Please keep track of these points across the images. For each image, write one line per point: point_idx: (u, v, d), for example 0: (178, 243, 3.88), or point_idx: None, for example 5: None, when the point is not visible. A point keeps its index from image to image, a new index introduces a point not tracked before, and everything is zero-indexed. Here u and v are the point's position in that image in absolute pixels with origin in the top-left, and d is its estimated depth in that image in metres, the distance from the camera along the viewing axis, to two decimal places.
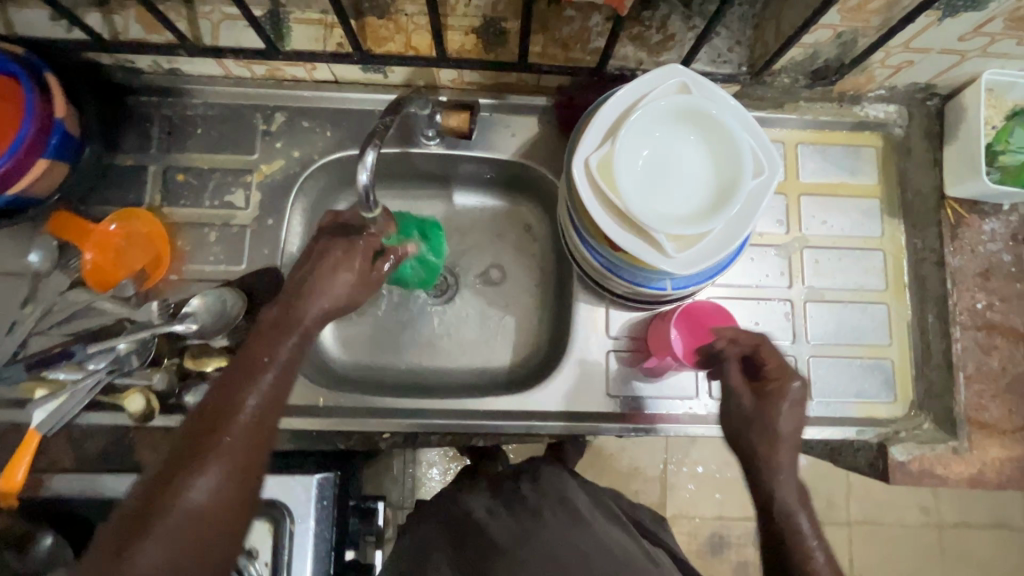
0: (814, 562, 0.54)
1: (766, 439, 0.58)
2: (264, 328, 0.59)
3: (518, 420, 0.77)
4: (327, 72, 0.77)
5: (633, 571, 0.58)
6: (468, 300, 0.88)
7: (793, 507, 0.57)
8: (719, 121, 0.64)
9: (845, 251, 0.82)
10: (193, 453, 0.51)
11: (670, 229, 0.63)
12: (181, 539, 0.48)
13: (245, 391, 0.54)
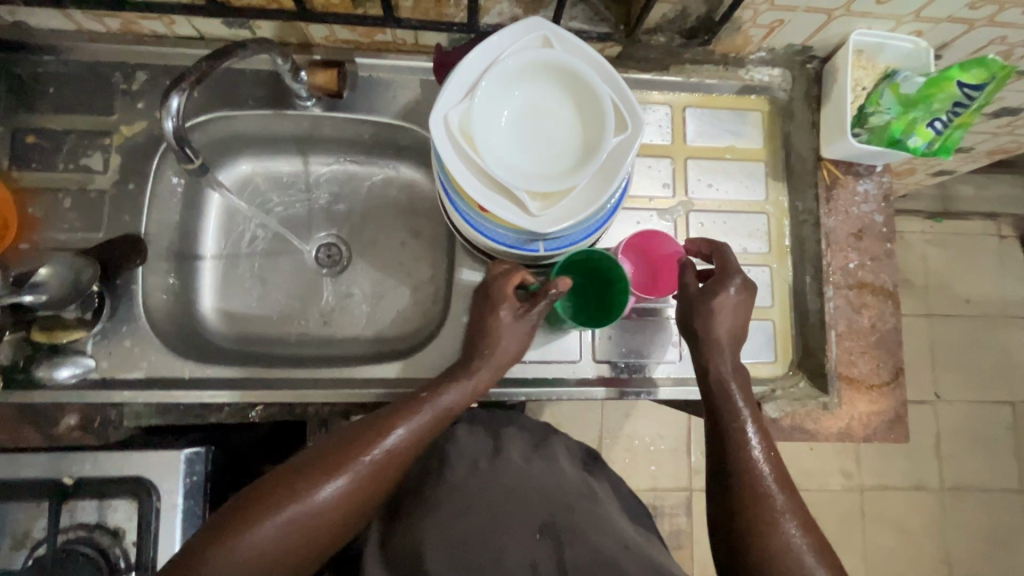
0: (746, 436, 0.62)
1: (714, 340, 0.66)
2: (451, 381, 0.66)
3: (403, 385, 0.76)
4: (188, 27, 0.73)
5: (569, 512, 0.60)
6: (359, 270, 0.86)
7: (728, 378, 0.65)
8: (581, 76, 0.64)
9: (730, 214, 0.82)
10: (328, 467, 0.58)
11: (532, 188, 0.62)
12: (298, 528, 0.56)
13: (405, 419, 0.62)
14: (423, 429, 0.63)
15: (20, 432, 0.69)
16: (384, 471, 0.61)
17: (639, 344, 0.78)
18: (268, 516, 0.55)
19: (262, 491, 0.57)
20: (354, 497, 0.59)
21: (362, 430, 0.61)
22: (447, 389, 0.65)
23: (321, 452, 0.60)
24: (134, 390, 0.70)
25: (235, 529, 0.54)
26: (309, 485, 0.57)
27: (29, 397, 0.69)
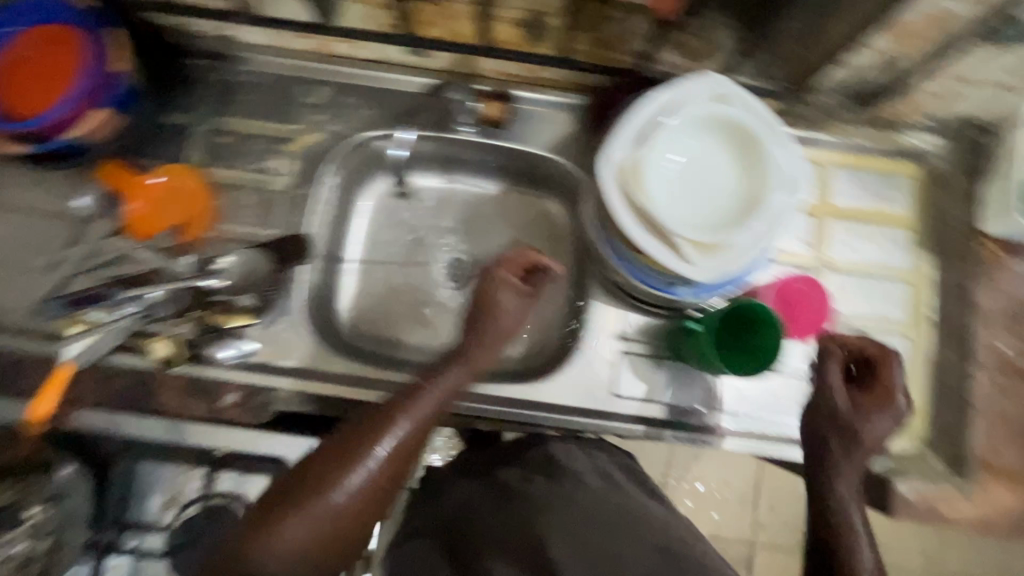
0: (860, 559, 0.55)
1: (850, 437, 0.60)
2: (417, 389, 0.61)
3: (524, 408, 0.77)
4: (374, 51, 0.79)
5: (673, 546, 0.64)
6: (485, 287, 0.89)
7: (845, 496, 0.58)
8: (750, 132, 0.64)
9: (869, 279, 0.81)
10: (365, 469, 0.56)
11: (691, 237, 0.63)
12: (320, 529, 0.54)
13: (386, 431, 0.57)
14: (404, 446, 0.58)
15: (185, 403, 0.74)
16: (392, 476, 0.58)
17: (762, 401, 0.78)
18: (303, 519, 0.54)
19: (293, 486, 0.56)
20: (363, 503, 0.57)
21: (369, 421, 0.59)
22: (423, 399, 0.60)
23: (338, 446, 0.57)
24: (287, 378, 0.76)
25: (267, 524, 0.54)
26: (336, 483, 0.55)
27: (196, 372, 0.75)
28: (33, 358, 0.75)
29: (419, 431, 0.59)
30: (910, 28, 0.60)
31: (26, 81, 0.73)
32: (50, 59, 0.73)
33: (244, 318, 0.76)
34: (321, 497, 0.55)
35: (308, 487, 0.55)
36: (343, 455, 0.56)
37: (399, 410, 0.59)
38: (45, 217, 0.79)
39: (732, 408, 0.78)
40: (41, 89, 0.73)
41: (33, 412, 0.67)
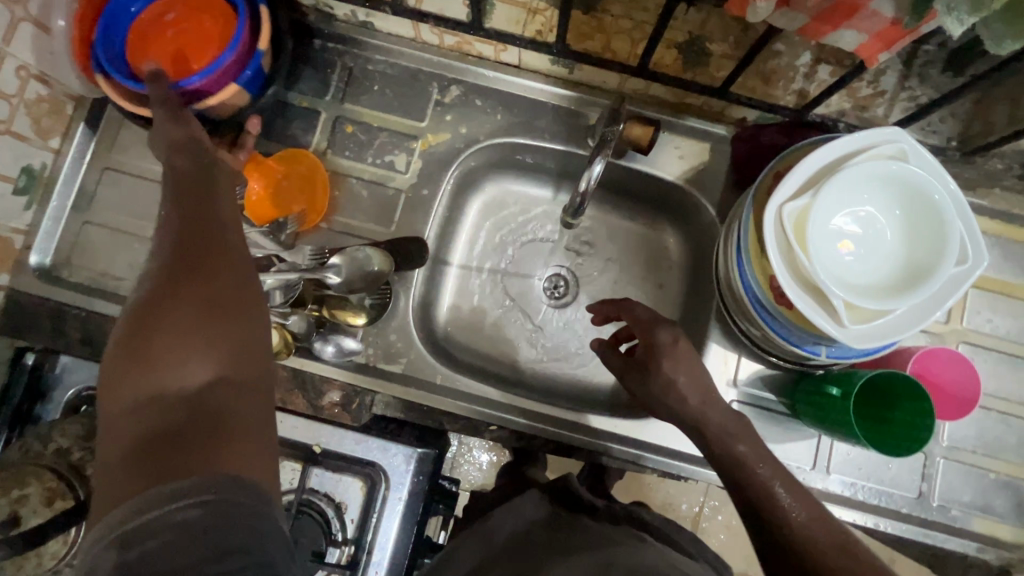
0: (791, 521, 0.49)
1: (833, 527, 0.49)
2: (212, 250, 0.48)
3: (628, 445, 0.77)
4: (514, 56, 0.76)
5: None
6: (588, 310, 0.86)
7: (756, 474, 0.53)
8: (932, 196, 0.60)
9: (1005, 357, 0.76)
10: (184, 277, 0.46)
11: (852, 299, 0.60)
12: (181, 372, 0.42)
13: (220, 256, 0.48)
14: (225, 292, 0.46)
15: (290, 396, 0.74)
16: (240, 300, 0.47)
17: (879, 471, 0.74)
18: (165, 341, 0.43)
19: (132, 330, 0.44)
20: (206, 331, 0.44)
21: (172, 257, 0.47)
22: (216, 264, 0.47)
23: (169, 272, 0.46)
24: (393, 383, 0.75)
25: (124, 379, 0.42)
26: (169, 305, 0.44)
27: (304, 365, 0.75)
28: None
29: (230, 220, 0.51)
30: None
31: (181, 45, 0.71)
32: (212, 31, 0.71)
33: (354, 315, 0.75)
34: (176, 311, 0.44)
35: (141, 345, 0.43)
36: (188, 263, 0.47)
37: (205, 221, 0.50)
38: (161, 187, 0.78)
39: (845, 473, 0.74)
40: (194, 57, 0.71)
41: None
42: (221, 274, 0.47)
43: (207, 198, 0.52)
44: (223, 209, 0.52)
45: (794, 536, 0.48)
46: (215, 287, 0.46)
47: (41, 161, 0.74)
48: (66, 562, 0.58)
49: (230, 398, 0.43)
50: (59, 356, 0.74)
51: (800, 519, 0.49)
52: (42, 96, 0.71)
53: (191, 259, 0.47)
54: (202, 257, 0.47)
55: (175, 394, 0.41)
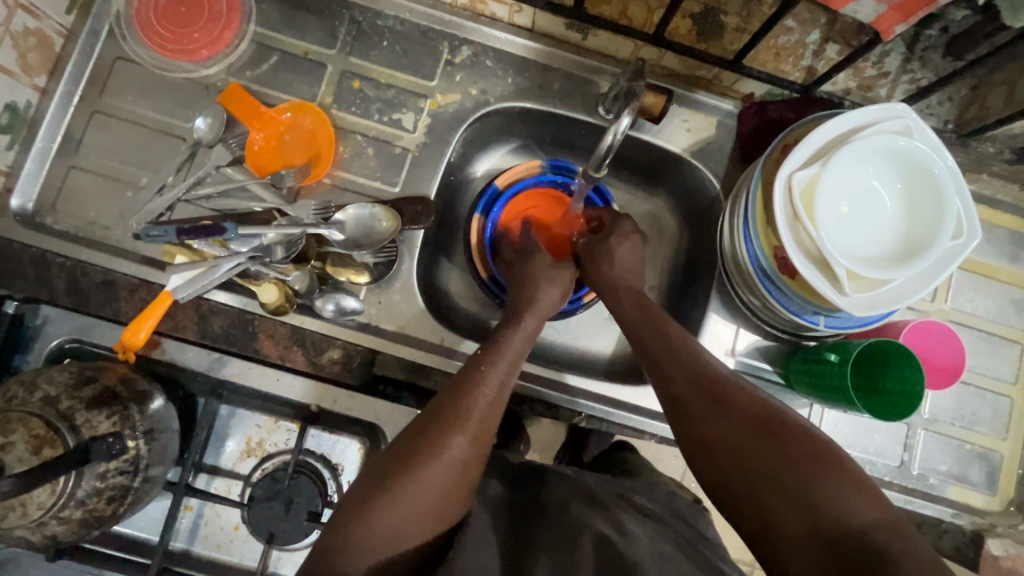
0: (682, 356, 0.64)
1: (726, 386, 0.60)
2: (464, 413, 0.57)
3: (631, 411, 0.80)
4: (529, 18, 0.75)
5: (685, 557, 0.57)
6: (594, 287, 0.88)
7: (662, 323, 0.67)
8: (933, 173, 0.62)
9: (982, 335, 0.80)
10: (434, 434, 0.56)
11: (854, 268, 0.62)
12: (400, 514, 0.52)
13: (461, 426, 0.56)
14: (456, 467, 0.55)
15: (289, 352, 0.72)
16: (458, 474, 0.55)
17: (863, 439, 0.77)
18: (376, 506, 0.53)
19: (370, 478, 0.54)
20: (432, 492, 0.54)
21: (426, 424, 0.57)
22: (460, 434, 0.56)
23: (424, 429, 0.56)
24: (396, 344, 0.73)
25: (367, 495, 0.53)
26: (421, 458, 0.54)
27: (304, 323, 0.72)
28: (130, 282, 0.71)
29: (488, 417, 0.58)
30: None
31: None
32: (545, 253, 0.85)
33: (356, 274, 0.73)
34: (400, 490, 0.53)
35: (384, 476, 0.54)
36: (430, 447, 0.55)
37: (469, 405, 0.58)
38: (157, 135, 0.74)
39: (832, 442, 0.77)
40: None
41: (127, 338, 0.66)
42: (446, 465, 0.54)
43: (478, 386, 0.59)
44: (490, 404, 0.59)
45: (685, 368, 0.63)
46: (450, 460, 0.55)
47: (26, 99, 0.70)
48: (51, 515, 0.55)
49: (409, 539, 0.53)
50: (41, 307, 0.70)
51: (703, 386, 0.61)
52: (28, 29, 0.67)
53: (444, 420, 0.56)
54: (453, 420, 0.56)
55: (381, 532, 0.52)
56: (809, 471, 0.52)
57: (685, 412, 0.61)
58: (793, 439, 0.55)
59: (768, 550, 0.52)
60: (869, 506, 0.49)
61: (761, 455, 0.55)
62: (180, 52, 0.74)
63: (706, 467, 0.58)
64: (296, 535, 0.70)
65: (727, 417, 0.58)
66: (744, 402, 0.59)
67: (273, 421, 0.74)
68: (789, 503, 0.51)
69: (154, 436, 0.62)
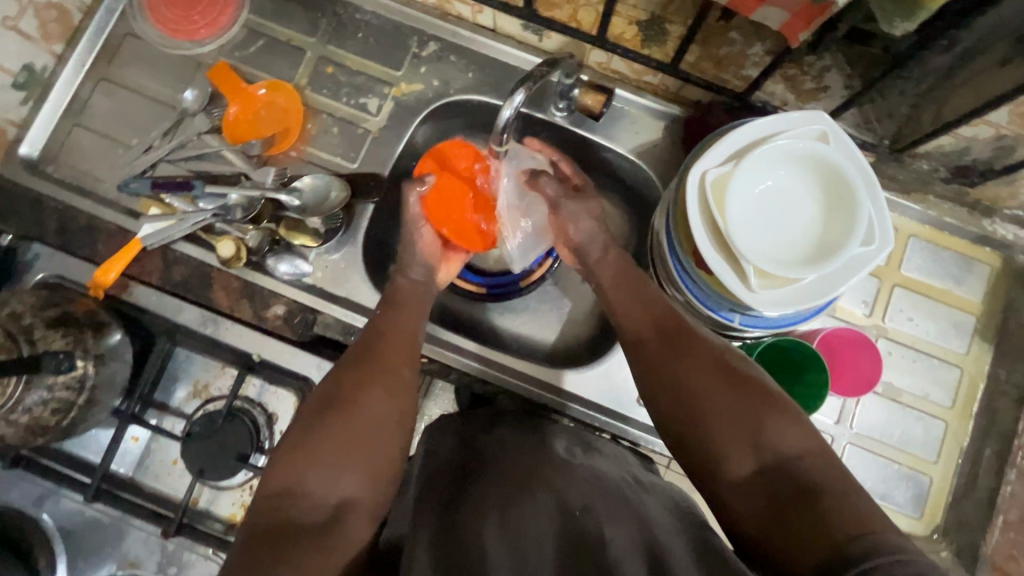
0: (636, 314, 0.69)
1: (693, 335, 0.65)
2: (390, 337, 0.69)
3: (557, 396, 0.82)
4: (490, 19, 0.81)
5: (618, 498, 0.57)
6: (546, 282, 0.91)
7: (613, 281, 0.73)
8: (847, 180, 0.64)
9: (922, 355, 0.79)
10: (365, 364, 0.65)
11: (762, 265, 0.64)
12: (346, 435, 0.60)
13: (385, 349, 0.67)
14: (388, 382, 0.65)
15: (238, 304, 0.78)
16: (388, 387, 0.65)
17: None
18: (319, 441, 0.59)
19: (310, 412, 0.62)
20: (379, 412, 0.63)
21: (347, 369, 0.65)
22: (385, 360, 0.66)
23: (356, 360, 0.66)
24: (337, 306, 0.79)
25: (312, 423, 0.61)
26: (357, 385, 0.64)
27: (255, 279, 0.79)
28: (110, 229, 0.79)
29: (408, 339, 0.69)
30: None
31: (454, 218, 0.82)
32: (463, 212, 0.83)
33: (310, 239, 0.78)
34: (344, 409, 0.62)
35: (325, 405, 0.62)
36: (357, 386, 0.64)
37: (389, 350, 0.67)
38: (152, 102, 0.83)
39: None
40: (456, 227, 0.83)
41: (100, 277, 0.75)
42: (380, 386, 0.64)
43: (395, 320, 0.70)
44: (406, 332, 0.70)
45: (636, 325, 0.68)
46: (382, 379, 0.65)
47: (43, 63, 0.80)
48: (1, 415, 0.63)
49: (366, 449, 0.60)
50: (32, 244, 0.78)
51: (666, 341, 0.65)
52: (50, 3, 0.78)
53: (372, 350, 0.67)
54: (380, 347, 0.67)
55: (333, 448, 0.59)
56: (754, 409, 0.57)
57: (651, 361, 0.65)
58: (749, 383, 0.59)
59: (715, 486, 0.56)
60: (796, 439, 0.55)
61: (715, 395, 0.59)
62: (181, 32, 0.84)
63: (663, 412, 0.62)
64: (223, 473, 0.75)
65: (690, 364, 0.62)
66: (704, 350, 0.63)
67: (220, 367, 0.81)
68: (743, 443, 0.56)
69: (104, 361, 0.69)
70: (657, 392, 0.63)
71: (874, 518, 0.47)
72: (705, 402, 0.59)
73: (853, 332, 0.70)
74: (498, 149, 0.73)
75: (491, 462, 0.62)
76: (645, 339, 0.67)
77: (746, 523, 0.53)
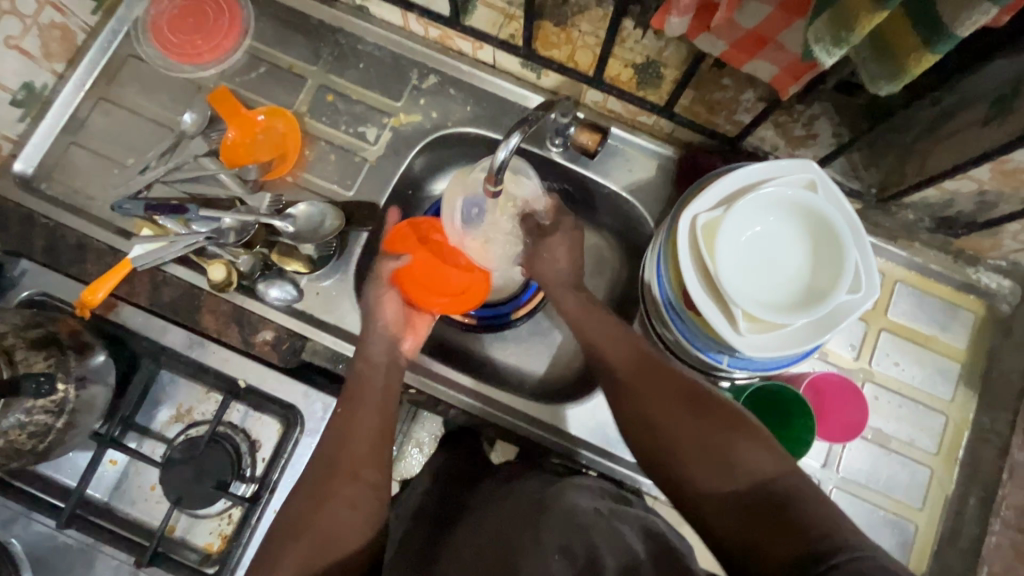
0: (606, 343, 0.69)
1: (663, 365, 0.65)
2: (350, 435, 0.66)
3: (545, 431, 0.82)
4: (490, 55, 0.83)
5: (593, 532, 0.54)
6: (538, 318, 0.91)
7: (579, 309, 0.73)
8: (835, 230, 0.65)
9: (908, 401, 0.79)
10: (326, 475, 0.63)
11: (750, 310, 0.64)
12: (312, 555, 0.58)
13: (345, 451, 0.65)
14: (349, 487, 0.63)
15: (226, 329, 0.77)
16: (353, 482, 0.63)
17: None
18: (282, 564, 0.58)
19: (269, 546, 0.60)
20: (345, 520, 0.61)
21: (310, 487, 0.63)
22: (349, 464, 0.64)
23: (316, 476, 0.64)
24: (327, 333, 0.80)
25: (274, 555, 0.59)
26: (319, 501, 0.62)
27: (245, 303, 0.80)
28: (100, 248, 0.79)
29: (370, 434, 0.67)
30: (1016, 170, 0.60)
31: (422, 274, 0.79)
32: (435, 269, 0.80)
33: (302, 266, 0.79)
34: (308, 530, 0.60)
35: (287, 531, 0.61)
36: (313, 509, 0.61)
37: (349, 457, 0.65)
38: (150, 123, 0.84)
39: None
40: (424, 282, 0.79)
41: (86, 297, 0.75)
42: (344, 489, 0.62)
43: (356, 414, 0.68)
44: (366, 427, 0.67)
45: (608, 355, 0.68)
46: (344, 486, 0.63)
47: (43, 81, 0.80)
48: None
49: (340, 550, 0.59)
50: (20, 260, 0.77)
51: (636, 369, 0.65)
52: (55, 24, 0.78)
53: (332, 456, 0.65)
54: (340, 450, 0.65)
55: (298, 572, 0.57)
56: (724, 433, 0.56)
57: (622, 389, 0.64)
58: (718, 407, 0.58)
59: (692, 507, 0.54)
60: (764, 458, 0.53)
61: (686, 421, 0.58)
62: (182, 56, 0.84)
63: (638, 443, 0.61)
64: (200, 501, 0.72)
65: (658, 391, 0.61)
66: (673, 378, 0.62)
67: (205, 392, 0.79)
68: (712, 463, 0.54)
69: (85, 385, 0.68)
70: (630, 422, 0.62)
71: (846, 530, 0.45)
72: (673, 426, 0.58)
73: (836, 375, 0.71)
74: (493, 189, 0.71)
75: (462, 534, 0.62)
76: (617, 367, 0.66)
77: (725, 545, 0.50)
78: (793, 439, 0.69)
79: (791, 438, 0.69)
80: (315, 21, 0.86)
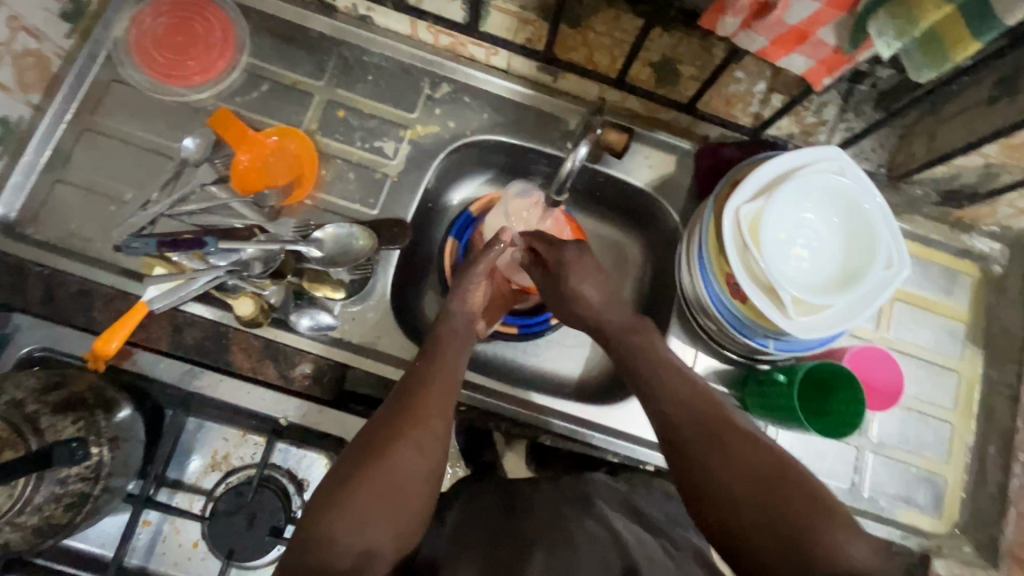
0: (665, 397, 0.64)
1: (727, 421, 0.61)
2: (433, 378, 0.64)
3: (597, 432, 0.82)
4: (504, 60, 0.82)
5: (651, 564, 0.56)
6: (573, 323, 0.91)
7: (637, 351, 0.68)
8: (864, 212, 0.69)
9: (925, 363, 0.85)
10: (409, 410, 0.60)
11: (799, 295, 0.66)
12: (385, 488, 0.55)
13: (426, 390, 0.62)
14: (433, 426, 0.60)
15: (260, 366, 0.73)
16: (434, 421, 0.60)
17: (817, 462, 0.81)
18: (355, 485, 0.55)
19: (343, 468, 0.57)
20: (420, 459, 0.58)
21: (389, 416, 0.60)
22: (434, 399, 0.62)
23: (395, 409, 0.61)
24: (366, 358, 0.76)
25: (349, 471, 0.56)
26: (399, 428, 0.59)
27: (277, 336, 0.74)
28: (106, 292, 0.72)
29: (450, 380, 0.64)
30: (1022, 144, 0.66)
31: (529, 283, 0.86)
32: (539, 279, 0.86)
33: (332, 290, 0.76)
34: (384, 458, 0.57)
35: (364, 454, 0.57)
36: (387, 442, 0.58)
37: (429, 396, 0.62)
38: (145, 153, 0.77)
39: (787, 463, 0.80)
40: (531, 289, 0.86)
41: (99, 348, 0.66)
42: (424, 429, 0.59)
43: (439, 361, 0.66)
44: (448, 374, 0.65)
45: (671, 409, 0.63)
46: (424, 426, 0.59)
47: (19, 115, 0.73)
48: (5, 520, 0.55)
49: (407, 483, 0.56)
50: (12, 314, 0.69)
51: (704, 428, 0.61)
52: (29, 50, 0.70)
53: (414, 393, 0.62)
54: (421, 391, 0.62)
55: (367, 501, 0.54)
56: (800, 517, 0.53)
57: (685, 452, 0.60)
58: (789, 476, 0.56)
59: None
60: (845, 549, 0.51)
61: (759, 498, 0.55)
62: (174, 78, 0.78)
63: (699, 509, 0.58)
64: (255, 551, 0.71)
65: (729, 460, 0.58)
66: (740, 442, 0.59)
67: (240, 435, 0.77)
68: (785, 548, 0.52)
69: (118, 444, 0.62)
70: (697, 488, 0.58)
71: None
72: (747, 502, 0.55)
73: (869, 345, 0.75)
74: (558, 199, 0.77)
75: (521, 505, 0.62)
76: (679, 424, 0.62)
77: None
78: (842, 412, 0.71)
79: (840, 413, 0.71)
80: (316, 34, 0.82)
